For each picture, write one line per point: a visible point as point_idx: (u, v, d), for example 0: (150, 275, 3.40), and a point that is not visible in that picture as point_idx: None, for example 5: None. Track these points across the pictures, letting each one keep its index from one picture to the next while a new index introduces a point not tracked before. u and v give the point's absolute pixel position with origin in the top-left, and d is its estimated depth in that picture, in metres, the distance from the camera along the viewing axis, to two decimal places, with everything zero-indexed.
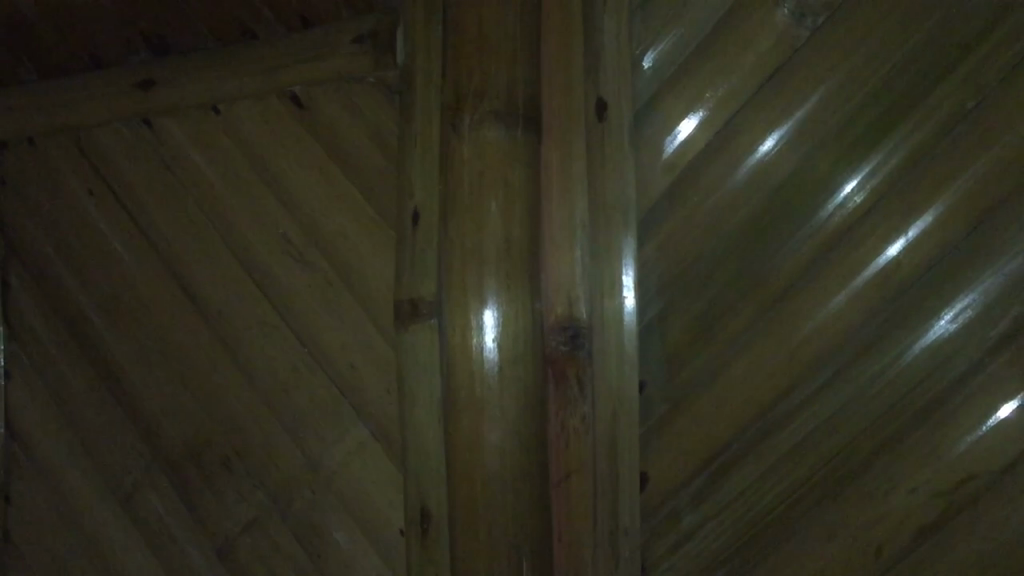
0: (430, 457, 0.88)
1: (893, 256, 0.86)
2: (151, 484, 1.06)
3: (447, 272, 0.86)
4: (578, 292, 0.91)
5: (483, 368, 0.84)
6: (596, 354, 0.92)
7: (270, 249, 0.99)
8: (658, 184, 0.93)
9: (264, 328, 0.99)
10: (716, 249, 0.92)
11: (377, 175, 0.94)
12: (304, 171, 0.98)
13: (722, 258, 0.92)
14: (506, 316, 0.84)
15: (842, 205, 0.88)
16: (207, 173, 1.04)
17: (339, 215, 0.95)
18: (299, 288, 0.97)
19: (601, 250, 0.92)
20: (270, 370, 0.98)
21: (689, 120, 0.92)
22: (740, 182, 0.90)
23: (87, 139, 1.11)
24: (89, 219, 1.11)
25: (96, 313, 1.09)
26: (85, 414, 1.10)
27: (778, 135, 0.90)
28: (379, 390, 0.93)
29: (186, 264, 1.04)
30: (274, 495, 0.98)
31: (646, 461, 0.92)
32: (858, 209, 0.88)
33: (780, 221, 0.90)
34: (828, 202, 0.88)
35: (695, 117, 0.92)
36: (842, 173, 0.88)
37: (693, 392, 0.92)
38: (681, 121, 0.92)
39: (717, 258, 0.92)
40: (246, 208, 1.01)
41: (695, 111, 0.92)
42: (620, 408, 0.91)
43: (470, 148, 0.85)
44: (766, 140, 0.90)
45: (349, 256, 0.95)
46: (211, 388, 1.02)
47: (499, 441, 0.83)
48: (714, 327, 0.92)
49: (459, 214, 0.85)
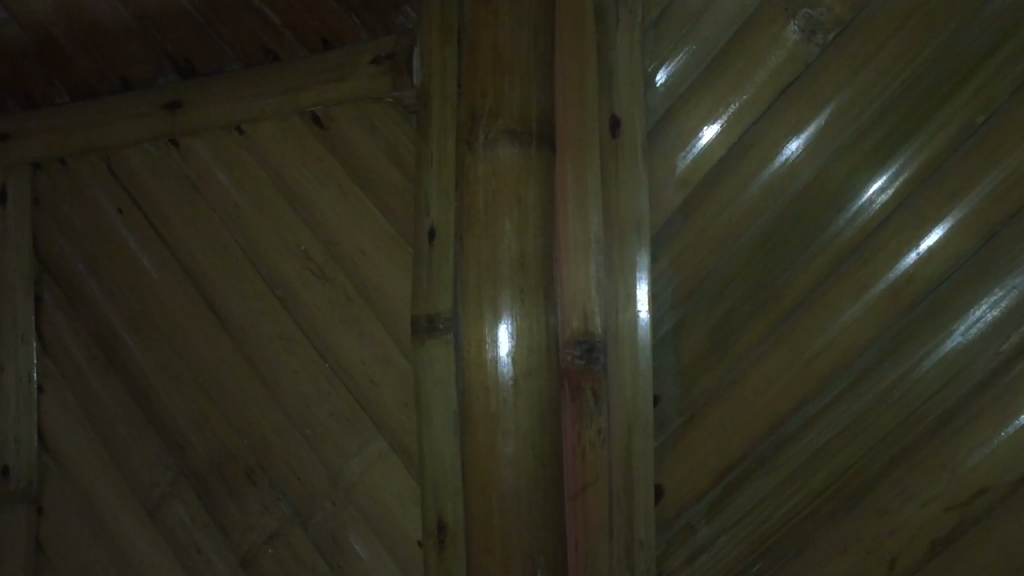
0: (446, 468, 0.90)
1: (906, 269, 0.86)
2: (177, 495, 1.08)
3: (462, 287, 0.88)
4: (593, 308, 0.93)
5: (499, 381, 0.85)
6: (611, 368, 0.93)
7: (292, 265, 1.01)
8: (672, 200, 0.94)
9: (286, 343, 1.01)
10: (726, 264, 0.93)
11: (395, 193, 0.96)
12: (324, 189, 1.00)
13: (735, 272, 0.93)
14: (521, 329, 0.85)
15: (866, 205, 0.88)
16: (230, 192, 1.06)
17: (359, 232, 0.97)
18: (319, 302, 0.99)
19: (616, 266, 0.93)
20: (292, 384, 1.01)
21: (710, 128, 0.93)
22: (752, 198, 0.92)
23: (115, 159, 1.14)
24: (118, 237, 1.14)
25: (125, 329, 1.12)
26: (114, 427, 1.13)
27: (803, 137, 0.90)
28: (397, 403, 0.94)
29: (211, 280, 1.07)
30: (297, 506, 1.00)
31: (661, 473, 0.93)
32: (882, 209, 0.88)
33: (794, 236, 0.91)
34: (852, 204, 0.89)
35: (715, 125, 0.93)
36: (853, 188, 0.89)
37: (707, 404, 0.93)
38: (702, 129, 0.93)
39: (730, 271, 0.93)
40: (269, 226, 1.03)
41: (716, 119, 0.93)
42: (635, 420, 0.92)
43: (485, 165, 0.87)
44: (792, 140, 0.90)
45: (368, 271, 0.97)
46: (235, 402, 1.04)
47: (513, 453, 0.85)
48: (727, 340, 0.93)
49: (475, 230, 0.87)
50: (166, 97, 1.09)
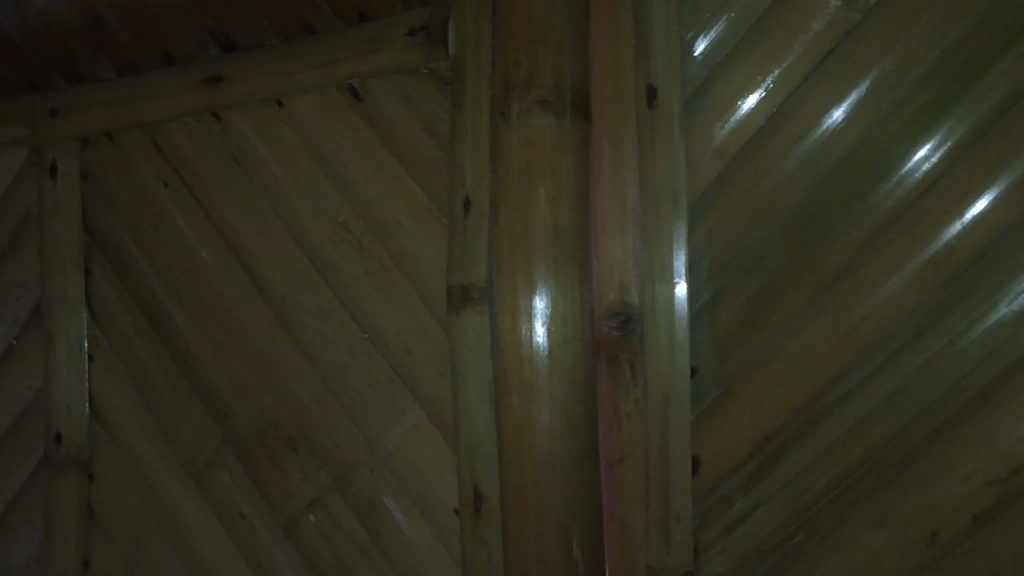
0: (481, 438, 0.90)
1: (949, 240, 0.85)
2: (221, 463, 1.10)
3: (496, 258, 0.88)
4: (628, 280, 0.94)
5: (533, 354, 0.86)
6: (648, 339, 0.93)
7: (330, 237, 1.02)
8: (709, 171, 0.94)
9: (325, 314, 1.03)
10: (765, 235, 0.92)
11: (430, 165, 0.96)
12: (361, 162, 1.01)
13: (773, 244, 0.92)
14: (556, 302, 0.86)
15: (914, 167, 0.86)
16: (270, 165, 1.07)
17: (395, 204, 0.98)
18: (357, 275, 1.00)
19: (652, 238, 0.93)
20: (331, 354, 1.02)
21: (755, 93, 0.92)
22: (789, 170, 0.91)
23: (161, 134, 1.16)
24: (163, 210, 1.16)
25: (170, 300, 1.14)
26: (161, 395, 1.15)
27: (848, 103, 0.89)
28: (433, 373, 0.95)
29: (252, 253, 1.08)
30: (336, 474, 1.01)
31: (697, 445, 0.93)
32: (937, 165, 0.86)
33: (833, 207, 0.90)
34: (898, 169, 0.87)
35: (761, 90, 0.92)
36: (894, 158, 0.87)
37: (745, 375, 0.92)
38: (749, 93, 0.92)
39: (769, 243, 0.92)
40: (308, 199, 1.04)
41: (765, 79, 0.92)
42: (671, 392, 0.92)
43: (519, 136, 0.87)
44: (836, 107, 0.89)
45: (405, 243, 0.97)
46: (275, 372, 1.06)
47: (547, 424, 0.85)
48: (764, 311, 0.92)
49: (509, 202, 0.87)
50: (210, 73, 1.10)
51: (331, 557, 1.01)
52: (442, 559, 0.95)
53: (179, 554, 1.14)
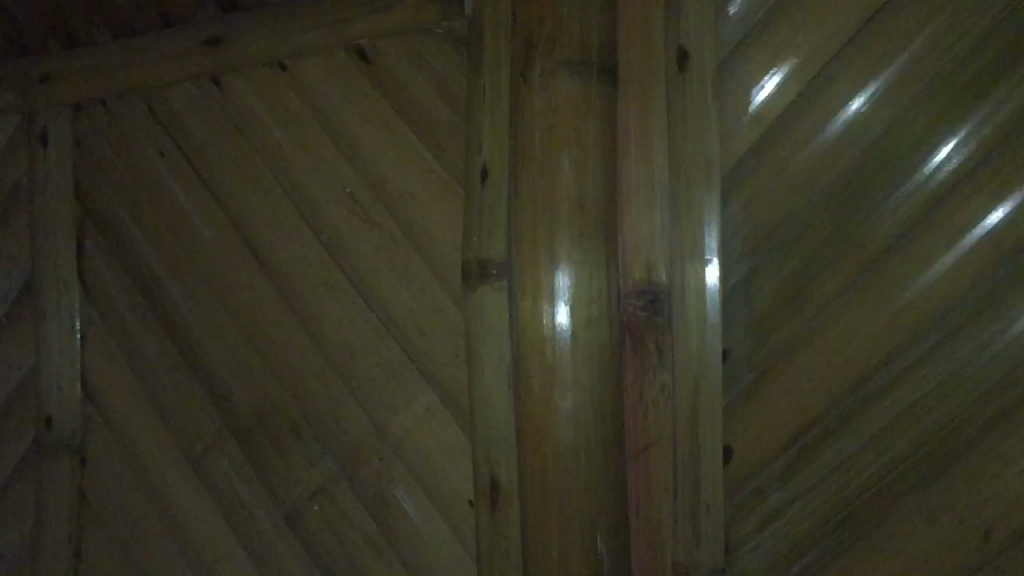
0: (498, 424, 0.84)
1: (995, 223, 0.81)
2: (222, 449, 1.04)
3: (516, 231, 0.82)
4: (655, 256, 0.86)
5: (554, 337, 0.80)
6: (677, 321, 0.86)
7: (336, 210, 0.96)
8: (744, 139, 0.87)
9: (331, 292, 0.96)
10: (805, 209, 0.86)
11: (445, 132, 0.90)
12: (370, 129, 0.94)
13: (813, 221, 0.86)
14: (578, 280, 0.80)
15: (937, 168, 0.83)
16: (273, 133, 1.01)
17: (407, 173, 0.92)
18: (366, 249, 0.94)
19: (682, 212, 0.87)
20: (338, 333, 0.96)
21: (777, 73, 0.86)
22: (830, 141, 0.85)
23: (158, 101, 1.10)
24: (160, 181, 1.09)
25: (166, 276, 1.08)
26: (158, 378, 1.09)
27: (867, 94, 0.84)
28: (446, 354, 0.89)
29: (255, 227, 1.02)
30: (344, 462, 0.95)
31: (729, 433, 0.86)
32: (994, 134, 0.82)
33: (878, 180, 0.84)
34: (922, 167, 0.83)
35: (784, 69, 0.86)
36: (934, 138, 0.83)
37: (782, 357, 0.86)
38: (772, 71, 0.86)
39: (808, 217, 0.86)
40: (313, 168, 0.98)
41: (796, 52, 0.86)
42: (703, 375, 0.86)
43: (542, 99, 0.81)
44: (855, 98, 0.85)
45: (418, 215, 0.91)
46: (278, 354, 1.00)
47: (571, 409, 0.79)
48: (803, 291, 0.86)
49: (530, 171, 0.81)
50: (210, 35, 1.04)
51: (337, 549, 0.95)
52: (457, 552, 0.89)
53: (178, 545, 1.08)
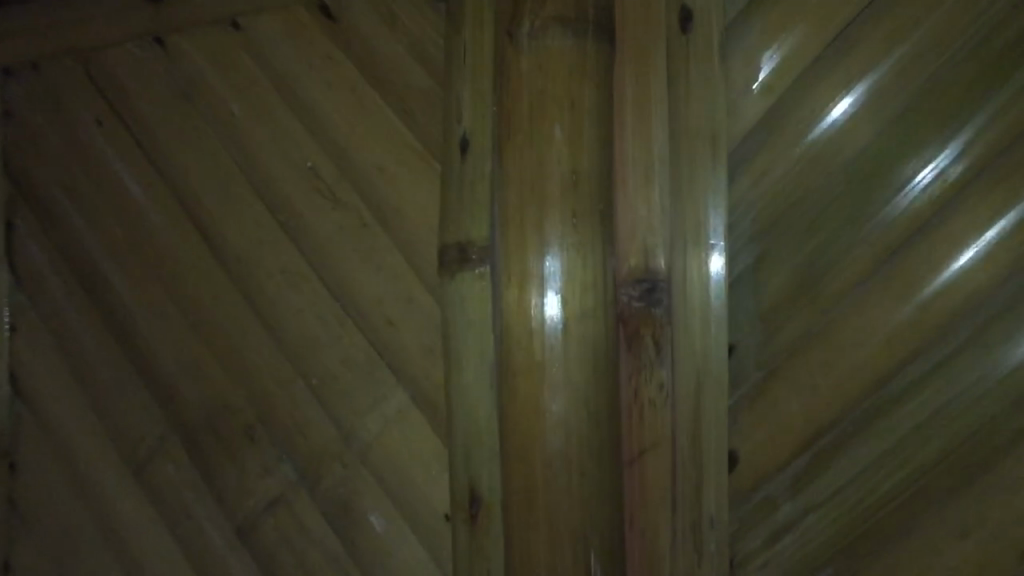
0: (480, 428, 0.74)
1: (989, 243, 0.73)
2: (167, 453, 0.93)
3: (501, 210, 0.73)
4: (653, 242, 0.77)
5: (543, 330, 0.71)
6: (677, 314, 0.77)
7: (297, 186, 0.86)
8: (753, 111, 0.78)
9: (288, 278, 0.86)
10: (817, 191, 0.78)
11: (418, 99, 0.80)
12: (334, 95, 0.84)
13: (827, 206, 0.77)
14: (570, 266, 0.70)
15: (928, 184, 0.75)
16: (225, 100, 0.90)
17: (375, 145, 0.82)
18: (329, 230, 0.84)
19: (683, 192, 0.78)
20: (297, 324, 0.85)
21: (794, 32, 0.78)
22: (848, 114, 0.77)
23: (96, 65, 0.99)
24: (98, 154, 0.98)
25: (105, 260, 0.97)
26: (97, 373, 0.98)
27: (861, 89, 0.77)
28: (420, 348, 0.79)
29: (205, 205, 0.91)
30: (302, 469, 0.85)
31: (735, 437, 0.78)
32: None
33: (897, 161, 0.76)
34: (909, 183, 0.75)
35: (801, 31, 0.78)
36: (933, 139, 0.75)
37: (796, 352, 0.77)
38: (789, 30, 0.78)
39: (820, 200, 0.78)
40: (270, 139, 0.87)
41: (809, 15, 0.78)
42: (706, 372, 0.78)
43: (530, 60, 0.71)
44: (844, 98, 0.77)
45: (388, 192, 0.81)
46: (230, 348, 0.89)
47: (563, 412, 0.70)
48: (819, 280, 0.77)
49: (516, 141, 0.72)
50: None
51: (294, 566, 0.85)
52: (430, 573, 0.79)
53: (118, 559, 0.98)
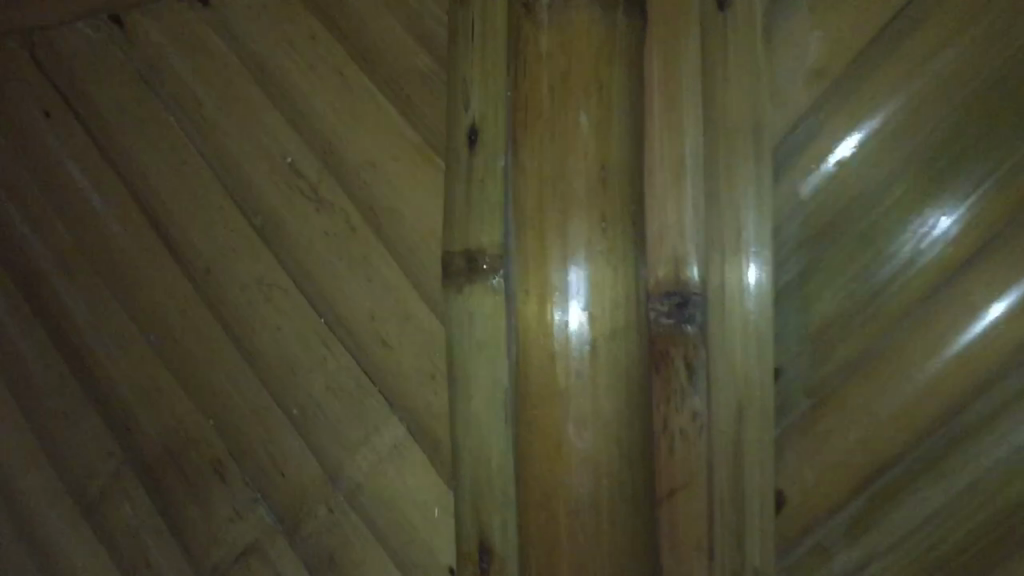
0: (491, 467, 0.63)
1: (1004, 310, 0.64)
2: (122, 491, 0.81)
3: (516, 213, 0.62)
4: (683, 251, 0.67)
5: (567, 355, 0.60)
6: (713, 333, 0.68)
7: (274, 187, 0.75)
8: (800, 100, 0.68)
9: (264, 292, 0.75)
10: (873, 195, 0.68)
11: (416, 86, 0.70)
12: (320, 82, 0.73)
13: (880, 216, 0.68)
14: (598, 281, 0.60)
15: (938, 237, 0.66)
16: (195, 89, 0.80)
17: (366, 139, 0.71)
18: (313, 236, 0.73)
19: (720, 192, 0.68)
20: (274, 345, 0.74)
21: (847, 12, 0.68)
22: (909, 109, 0.67)
23: (45, 48, 0.88)
24: (45, 149, 0.87)
25: (54, 269, 0.86)
26: (40, 398, 0.85)
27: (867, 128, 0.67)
28: (420, 372, 0.68)
29: (169, 210, 0.80)
30: (281, 513, 0.73)
31: (782, 475, 0.68)
32: None
33: (952, 173, 0.66)
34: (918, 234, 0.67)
35: (855, 10, 0.68)
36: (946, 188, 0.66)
37: (852, 377, 0.68)
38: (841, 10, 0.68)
39: (867, 214, 0.68)
40: (244, 134, 0.77)
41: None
42: (748, 399, 0.68)
43: (552, 37, 0.61)
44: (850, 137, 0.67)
45: (383, 191, 0.70)
46: (197, 371, 0.78)
47: (591, 450, 0.60)
48: (877, 296, 0.67)
49: (536, 132, 0.61)
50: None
51: None
52: None
53: None
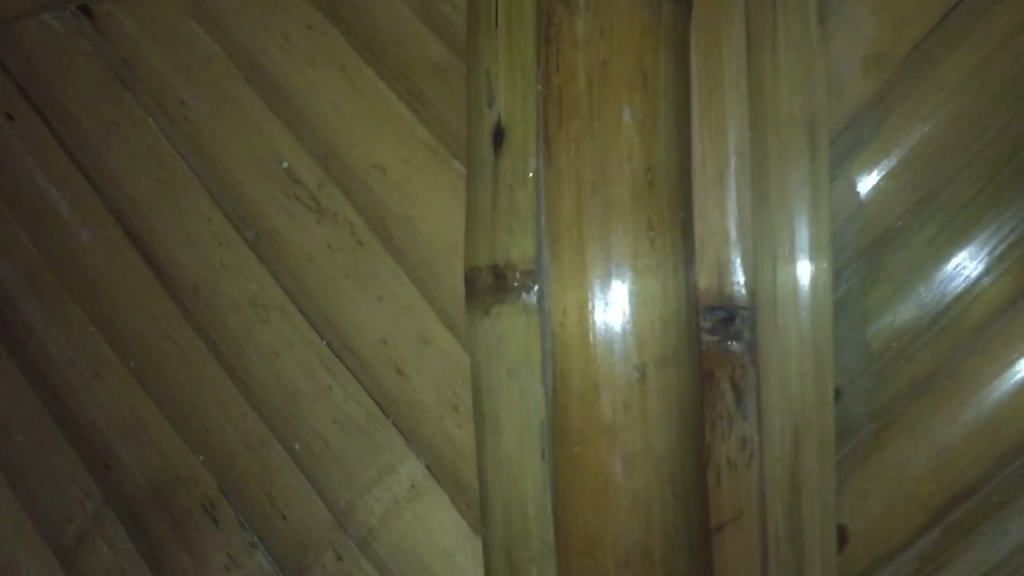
0: (526, 512, 0.56)
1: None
2: (102, 535, 0.72)
3: (550, 222, 0.55)
4: (729, 259, 0.61)
5: (614, 384, 0.53)
6: (762, 352, 0.61)
7: (269, 194, 0.67)
8: (859, 90, 0.61)
9: (259, 311, 0.67)
10: (939, 197, 0.61)
11: (431, 79, 0.63)
12: (320, 77, 0.66)
13: (944, 222, 0.61)
14: (646, 298, 0.53)
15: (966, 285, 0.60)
16: (176, 87, 0.72)
17: (375, 139, 0.64)
18: (315, 251, 0.65)
19: (770, 191, 0.61)
20: (272, 373, 0.66)
21: None
22: (982, 102, 0.61)
23: (8, 43, 0.80)
24: (11, 156, 0.78)
25: (22, 289, 0.77)
26: (10, 432, 0.77)
27: (911, 141, 0.61)
28: (440, 404, 0.61)
29: (150, 222, 0.72)
30: (282, 560, 0.66)
31: (844, 507, 0.62)
32: None
33: (1016, 182, 0.60)
34: (940, 282, 0.61)
35: None
36: (991, 214, 0.60)
37: (919, 396, 0.61)
38: None
39: (925, 223, 0.61)
40: (234, 136, 0.69)
41: None
42: (807, 424, 0.61)
43: (590, 22, 0.54)
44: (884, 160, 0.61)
45: (395, 201, 0.63)
46: (184, 401, 0.70)
47: (642, 491, 0.53)
48: (943, 308, 0.61)
49: (573, 129, 0.54)
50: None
51: None
52: None
53: None
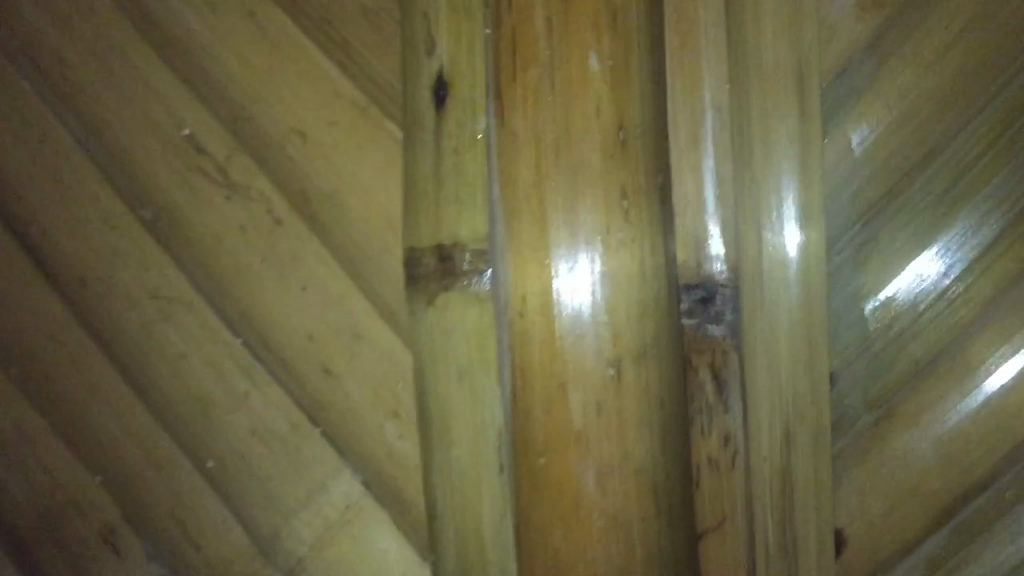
0: (482, 530, 0.49)
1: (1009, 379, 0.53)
2: None
3: (503, 193, 0.48)
4: (706, 232, 0.52)
5: (583, 376, 0.47)
6: (749, 335, 0.52)
7: (170, 167, 0.57)
8: (852, 32, 0.54)
9: (162, 304, 0.58)
10: (938, 159, 0.54)
11: (360, 27, 0.55)
12: (227, 27, 0.57)
13: (946, 187, 0.54)
14: (617, 277, 0.46)
15: (953, 270, 0.53)
16: (50, 36, 0.60)
17: (294, 99, 0.55)
18: (226, 233, 0.56)
19: (753, 149, 0.53)
20: (180, 377, 0.57)
21: None
22: (992, 46, 0.53)
23: None
24: None
25: None
26: None
27: (911, 93, 0.53)
28: (379, 408, 0.54)
29: (23, 200, 0.61)
30: None
31: (842, 508, 0.54)
32: None
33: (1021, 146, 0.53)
34: (929, 262, 0.54)
35: None
36: (995, 180, 0.53)
37: (920, 384, 0.54)
38: None
39: (924, 188, 0.54)
40: (123, 98, 0.59)
41: None
42: (800, 416, 0.53)
43: None
44: (880, 111, 0.53)
45: (319, 173, 0.55)
46: (73, 412, 0.59)
47: (615, 501, 0.47)
48: (944, 285, 0.54)
49: (530, 81, 0.47)
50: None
51: None
52: None
53: None
